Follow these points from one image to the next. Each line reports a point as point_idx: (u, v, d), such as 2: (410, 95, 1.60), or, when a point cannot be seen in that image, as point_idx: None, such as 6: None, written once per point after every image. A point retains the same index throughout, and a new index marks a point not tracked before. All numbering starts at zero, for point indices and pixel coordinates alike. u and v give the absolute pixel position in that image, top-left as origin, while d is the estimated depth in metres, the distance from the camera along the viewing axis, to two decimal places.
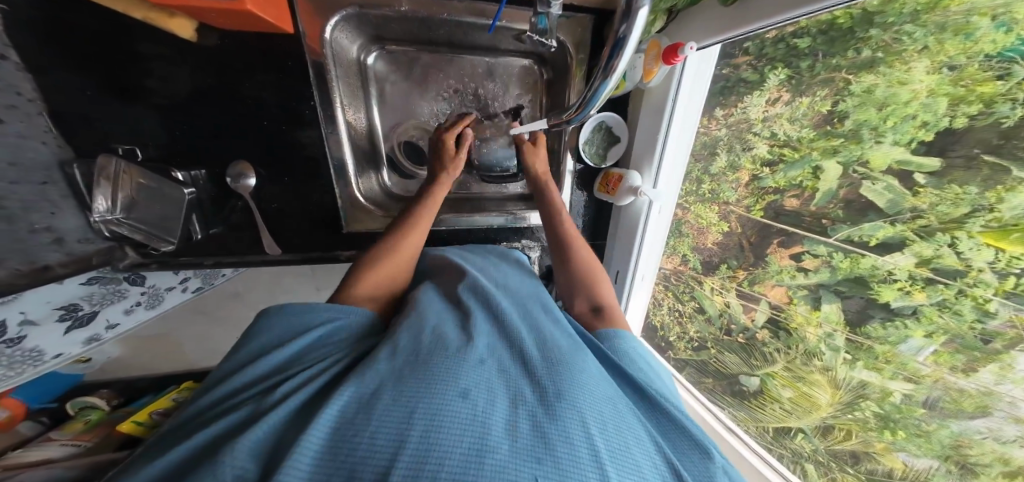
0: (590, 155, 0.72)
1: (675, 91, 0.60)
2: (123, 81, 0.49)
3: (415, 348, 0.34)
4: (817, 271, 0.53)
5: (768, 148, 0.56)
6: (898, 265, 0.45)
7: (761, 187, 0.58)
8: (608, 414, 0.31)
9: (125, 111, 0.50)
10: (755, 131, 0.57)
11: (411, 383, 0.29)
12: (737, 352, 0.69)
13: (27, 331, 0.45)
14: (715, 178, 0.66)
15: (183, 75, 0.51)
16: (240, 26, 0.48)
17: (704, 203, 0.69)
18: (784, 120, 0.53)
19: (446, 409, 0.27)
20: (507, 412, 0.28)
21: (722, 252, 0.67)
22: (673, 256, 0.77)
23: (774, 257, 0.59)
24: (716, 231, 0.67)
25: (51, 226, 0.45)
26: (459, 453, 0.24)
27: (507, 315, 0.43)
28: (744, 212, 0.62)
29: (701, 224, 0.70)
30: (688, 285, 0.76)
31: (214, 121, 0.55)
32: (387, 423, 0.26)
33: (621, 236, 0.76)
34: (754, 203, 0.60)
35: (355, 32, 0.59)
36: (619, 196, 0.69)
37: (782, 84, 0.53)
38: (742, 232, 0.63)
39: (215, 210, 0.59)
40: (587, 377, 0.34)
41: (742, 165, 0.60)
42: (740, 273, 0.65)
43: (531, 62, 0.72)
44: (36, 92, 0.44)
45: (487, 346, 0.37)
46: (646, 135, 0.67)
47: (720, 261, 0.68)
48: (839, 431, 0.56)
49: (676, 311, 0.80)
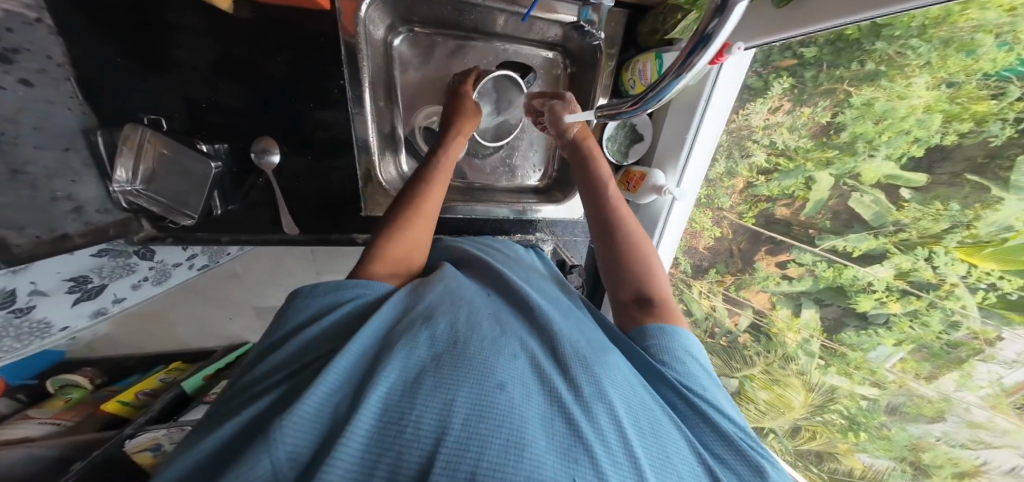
0: (612, 152, 0.68)
1: (710, 89, 0.55)
2: (148, 49, 0.46)
3: (451, 330, 0.33)
4: (801, 279, 0.54)
5: (765, 157, 0.56)
6: (880, 276, 0.46)
7: (754, 194, 0.59)
8: (645, 424, 0.29)
9: (146, 81, 0.48)
10: (755, 138, 0.58)
11: (451, 368, 0.28)
12: (720, 354, 0.70)
13: (37, 302, 0.48)
14: (711, 183, 0.66)
15: (208, 46, 0.49)
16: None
17: (698, 208, 0.68)
18: (784, 130, 0.54)
19: (487, 398, 0.26)
20: (545, 408, 0.27)
21: (712, 257, 0.68)
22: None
23: (761, 263, 0.60)
24: (709, 236, 0.67)
25: (71, 193, 0.44)
26: (503, 446, 0.22)
27: (542, 309, 0.41)
28: (735, 218, 0.62)
29: (695, 228, 0.69)
30: (677, 288, 0.76)
31: (237, 97, 0.53)
32: (429, 410, 0.24)
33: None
34: (746, 210, 0.60)
35: (387, 12, 0.59)
36: (640, 195, 0.64)
37: (785, 93, 0.53)
38: (733, 238, 0.64)
39: (234, 188, 0.58)
40: (624, 382, 0.33)
41: (739, 172, 0.60)
42: (727, 279, 0.66)
43: (556, 55, 0.74)
44: (65, 57, 0.42)
45: (522, 338, 0.35)
46: (671, 134, 0.63)
47: (709, 266, 0.68)
48: (806, 431, 0.58)
49: None
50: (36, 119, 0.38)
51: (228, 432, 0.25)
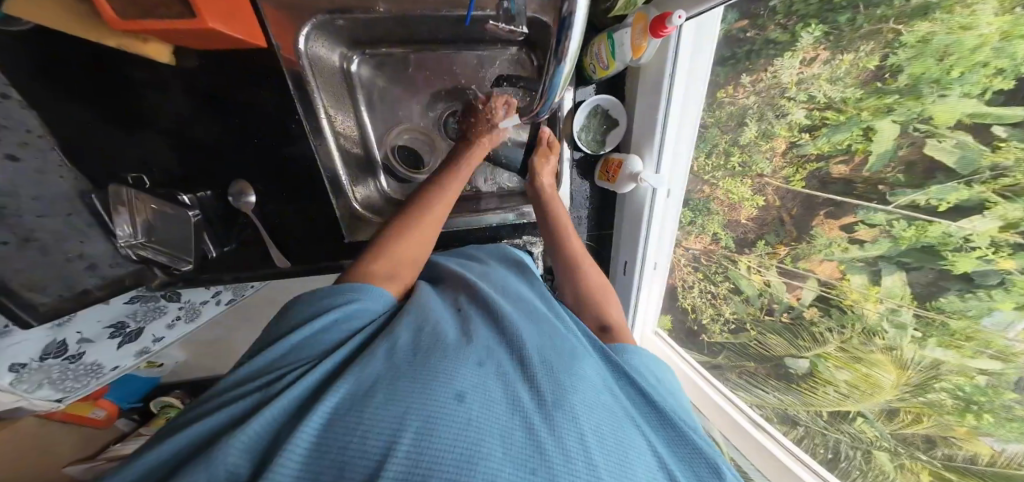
0: (586, 141, 0.72)
1: (669, 76, 0.59)
2: (119, 107, 0.47)
3: (412, 347, 0.34)
4: (875, 243, 0.49)
5: (805, 113, 0.51)
6: (975, 229, 0.40)
7: (800, 154, 0.54)
8: (608, 425, 0.30)
9: (125, 139, 0.49)
10: (789, 95, 0.53)
11: (405, 382, 0.29)
12: (782, 333, 0.66)
13: (86, 347, 0.56)
14: (744, 149, 0.61)
15: (176, 100, 0.50)
16: (221, 45, 0.46)
17: (734, 177, 0.64)
18: (824, 82, 0.49)
19: (441, 409, 0.26)
20: (504, 416, 0.28)
21: (759, 228, 0.63)
22: (703, 235, 0.74)
23: (822, 229, 0.54)
24: (750, 206, 0.63)
25: (83, 253, 0.49)
26: (452, 457, 0.23)
27: (509, 316, 0.43)
28: (782, 184, 0.57)
29: (732, 200, 0.66)
30: (720, 265, 0.73)
31: (211, 141, 0.54)
32: (379, 424, 0.25)
33: (625, 223, 0.75)
34: (793, 174, 0.55)
35: (333, 42, 0.62)
36: (620, 183, 0.68)
37: (818, 42, 0.48)
38: (782, 206, 0.59)
39: (225, 229, 0.62)
40: (589, 386, 0.34)
41: (777, 132, 0.56)
42: (781, 250, 0.61)
43: (519, 49, 0.71)
44: (42, 126, 0.43)
45: (488, 348, 0.37)
46: (643, 119, 0.65)
47: (756, 238, 0.64)
48: (907, 414, 0.52)
49: (708, 293, 0.77)
50: (33, 190, 0.42)
51: (179, 444, 0.27)
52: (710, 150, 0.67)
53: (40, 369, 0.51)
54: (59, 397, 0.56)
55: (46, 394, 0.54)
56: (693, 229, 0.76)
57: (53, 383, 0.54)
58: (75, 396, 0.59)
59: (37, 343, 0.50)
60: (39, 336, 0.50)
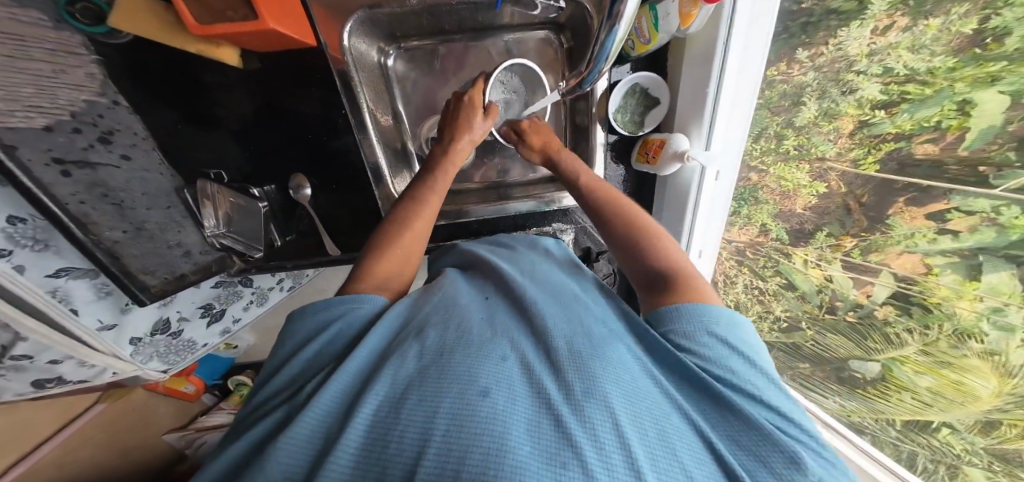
0: (623, 124, 0.67)
1: (723, 47, 0.53)
2: (196, 110, 0.53)
3: (439, 344, 0.34)
4: (974, 232, 0.43)
5: (880, 88, 0.45)
6: None
7: (874, 134, 0.48)
8: (647, 413, 0.28)
9: (203, 139, 0.55)
10: (860, 69, 0.47)
11: (434, 383, 0.29)
12: (847, 333, 0.59)
13: (185, 326, 0.65)
14: (801, 131, 0.55)
15: (246, 102, 0.55)
16: (273, 45, 0.50)
17: (788, 161, 0.59)
18: (902, 51, 0.43)
19: (468, 407, 0.26)
20: (532, 408, 0.27)
21: (818, 218, 0.57)
22: (749, 227, 0.68)
23: (901, 219, 0.48)
24: (808, 193, 0.57)
25: (180, 241, 0.53)
26: (482, 450, 0.23)
27: (535, 304, 0.41)
28: (849, 168, 0.52)
29: (786, 188, 0.60)
30: (770, 258, 0.67)
31: (270, 140, 0.59)
32: (412, 425, 0.26)
33: (667, 213, 0.71)
34: (863, 155, 0.50)
35: (372, 37, 0.62)
36: (662, 165, 0.63)
37: (893, 8, 0.43)
38: (848, 193, 0.53)
39: (286, 219, 0.65)
40: (623, 372, 0.31)
41: (844, 110, 0.50)
42: (846, 242, 0.55)
43: (548, 33, 0.70)
44: (146, 130, 0.51)
45: (512, 340, 0.35)
46: (691, 91, 0.60)
47: (816, 228, 0.58)
48: (1007, 426, 0.47)
49: (755, 289, 0.72)
50: (141, 186, 0.48)
51: (240, 451, 0.31)
52: (758, 133, 0.61)
53: (151, 343, 0.60)
54: (165, 368, 0.67)
55: (155, 365, 0.64)
56: (737, 220, 0.70)
57: (160, 356, 0.63)
58: (175, 367, 0.69)
59: (147, 320, 0.58)
60: (151, 313, 0.58)
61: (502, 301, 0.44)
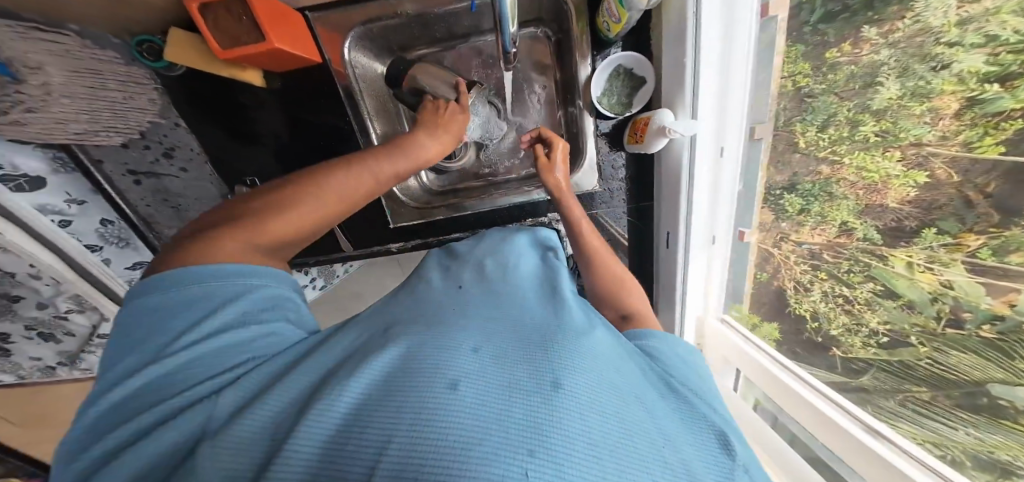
0: (608, 106, 0.69)
1: (693, 33, 0.52)
2: (240, 124, 0.68)
3: (406, 340, 0.32)
4: None
5: (986, 58, 0.36)
6: None
7: (986, 115, 0.37)
8: (614, 402, 0.26)
9: (237, 149, 0.70)
10: (950, 41, 0.39)
11: (399, 381, 0.26)
12: (981, 352, 0.42)
13: None
14: (880, 115, 0.46)
15: (273, 116, 0.69)
16: (299, 62, 0.63)
17: (870, 150, 0.47)
18: (1005, 15, 0.34)
19: (434, 401, 0.23)
20: (504, 395, 0.24)
21: (924, 213, 0.44)
22: (824, 227, 0.56)
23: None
24: (908, 184, 0.44)
25: None
26: (448, 444, 0.20)
27: (501, 303, 0.40)
28: (958, 152, 0.40)
29: (871, 180, 0.48)
30: (857, 261, 0.52)
31: (301, 145, 0.71)
32: (375, 423, 0.23)
33: (665, 192, 0.69)
34: (978, 138, 0.38)
35: (375, 50, 0.71)
36: (649, 142, 0.63)
37: None
38: (959, 181, 0.40)
39: None
40: (593, 361, 0.29)
41: (938, 88, 0.40)
42: (970, 241, 0.40)
43: (540, 29, 0.73)
44: (201, 149, 0.70)
45: (484, 332, 0.33)
46: (674, 65, 0.59)
47: (926, 223, 0.44)
48: None
49: (836, 297, 0.56)
50: None
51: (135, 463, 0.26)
52: (826, 122, 0.53)
53: None
54: None
55: None
56: (808, 220, 0.59)
57: None
58: None
59: None
60: None
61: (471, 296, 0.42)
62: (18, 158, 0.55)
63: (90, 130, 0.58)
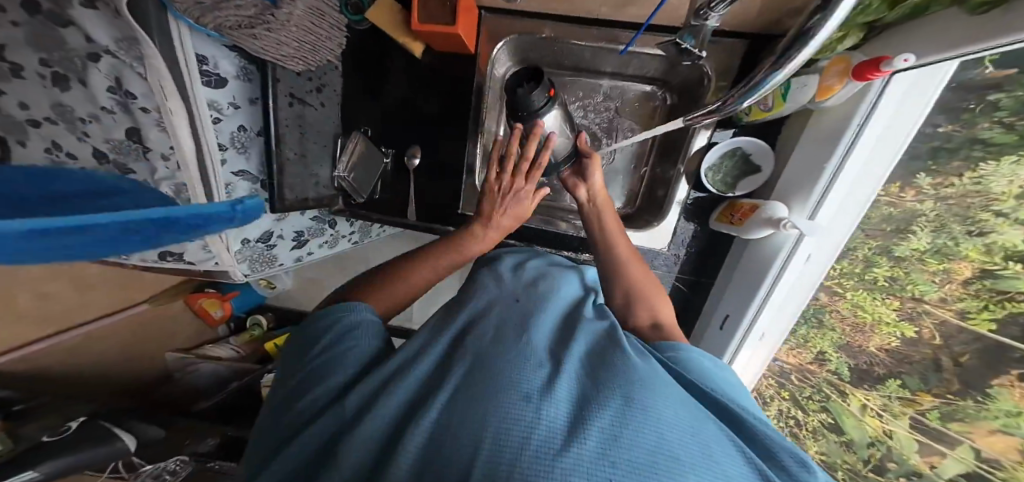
0: (714, 182, 0.65)
1: (851, 136, 0.45)
2: (369, 83, 0.75)
3: (475, 342, 0.32)
4: None
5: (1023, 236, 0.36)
6: None
7: (995, 290, 0.40)
8: (679, 418, 0.24)
9: (356, 103, 0.76)
10: (996, 208, 0.39)
11: (470, 385, 0.26)
12: None
13: None
14: (896, 262, 0.49)
15: (394, 86, 0.75)
16: (455, 48, 0.68)
17: (874, 292, 0.51)
18: None
19: (512, 415, 0.23)
20: (562, 411, 0.24)
21: (894, 363, 0.51)
22: (801, 350, 0.61)
23: (1007, 392, 0.40)
24: (892, 333, 0.50)
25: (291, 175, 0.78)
26: (530, 449, 0.21)
27: (552, 317, 0.39)
28: (956, 317, 0.44)
29: (859, 321, 0.53)
30: (817, 390, 0.60)
31: (382, 108, 0.77)
32: (458, 422, 0.24)
33: (742, 276, 0.62)
34: (977, 309, 0.42)
35: (511, 54, 0.68)
36: (749, 229, 0.57)
37: None
38: (942, 345, 0.45)
39: (391, 180, 0.79)
40: (659, 385, 0.27)
41: (963, 252, 0.42)
42: (923, 400, 0.48)
43: (655, 87, 0.69)
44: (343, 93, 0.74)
45: (546, 351, 0.32)
46: (806, 166, 0.52)
47: (886, 372, 0.52)
48: None
49: (787, 415, 0.65)
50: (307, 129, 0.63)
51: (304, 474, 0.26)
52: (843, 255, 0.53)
53: None
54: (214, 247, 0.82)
55: None
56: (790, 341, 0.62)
57: None
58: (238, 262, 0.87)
59: None
60: None
61: (521, 301, 0.40)
62: (219, 58, 0.52)
63: (293, 56, 0.54)
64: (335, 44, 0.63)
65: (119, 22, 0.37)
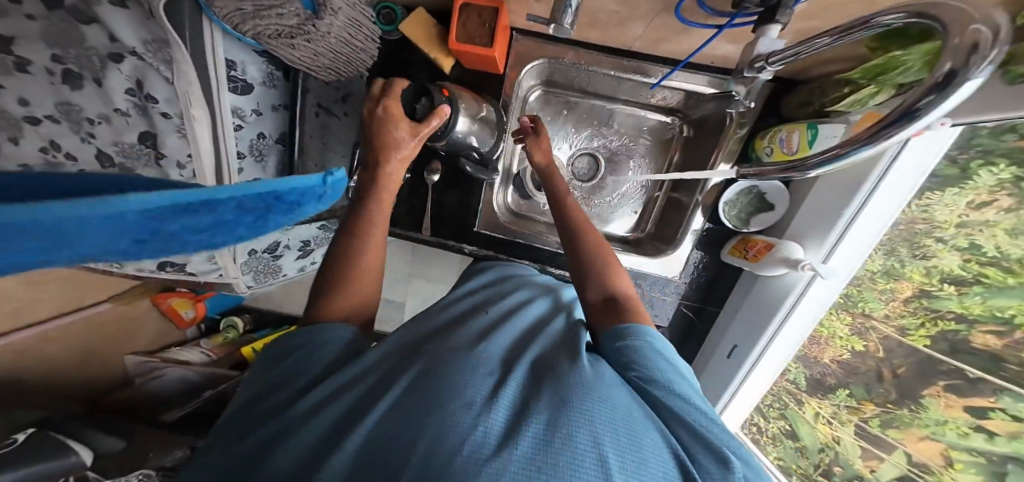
0: (731, 216, 0.66)
1: (869, 187, 0.46)
2: None
3: (425, 353, 0.33)
4: (1014, 440, 0.43)
5: (960, 261, 0.45)
6: (983, 429, 0.45)
7: (932, 308, 0.48)
8: (615, 426, 0.26)
9: None
10: (940, 236, 0.46)
11: (412, 393, 0.27)
12: None
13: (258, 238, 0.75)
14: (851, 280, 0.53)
15: None
16: (481, 66, 0.66)
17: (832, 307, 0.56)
18: (1001, 231, 0.42)
19: (448, 423, 0.24)
20: (502, 420, 0.26)
21: (844, 374, 0.58)
22: None
23: (936, 402, 0.49)
24: (845, 347, 0.56)
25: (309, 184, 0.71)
26: (462, 455, 0.22)
27: (512, 332, 0.40)
28: (895, 332, 0.52)
29: (820, 333, 0.57)
30: (782, 401, 0.65)
31: None
32: (395, 429, 0.24)
33: (752, 307, 0.61)
34: (915, 327, 0.50)
35: (538, 74, 0.71)
36: (763, 266, 0.57)
37: (999, 186, 0.41)
38: (884, 358, 0.53)
39: (406, 195, 0.75)
40: (600, 395, 0.29)
41: (907, 273, 0.49)
42: (867, 408, 0.56)
43: (672, 119, 0.74)
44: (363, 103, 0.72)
45: (497, 363, 0.33)
46: (817, 211, 0.54)
47: (839, 385, 0.59)
48: None
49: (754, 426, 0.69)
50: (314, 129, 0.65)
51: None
52: None
53: None
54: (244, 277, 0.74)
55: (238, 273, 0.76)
56: None
57: None
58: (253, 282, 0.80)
59: None
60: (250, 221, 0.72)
61: (485, 318, 0.41)
62: (249, 65, 0.54)
63: (322, 66, 0.56)
64: (368, 56, 0.62)
65: (150, 23, 0.42)
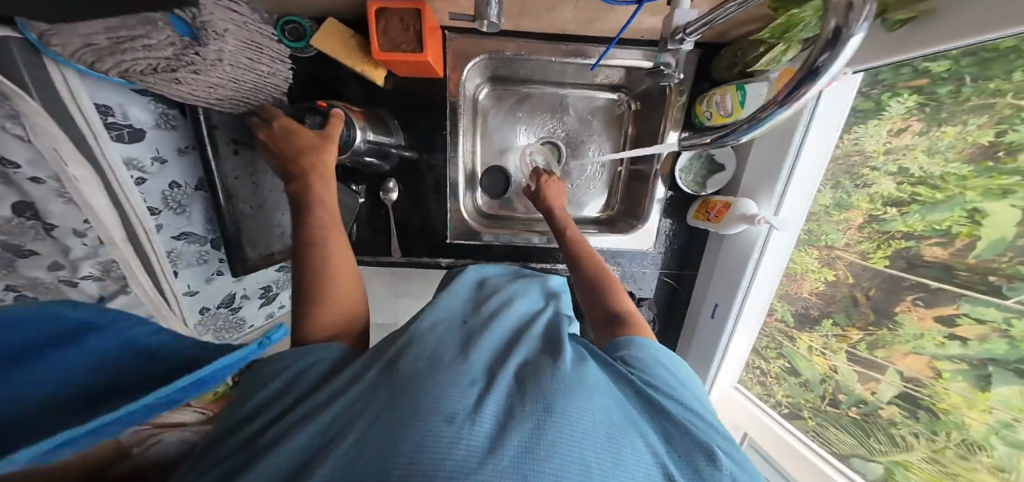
0: (687, 182, 0.68)
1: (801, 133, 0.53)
2: None
3: (409, 359, 0.29)
4: (983, 342, 0.43)
5: (895, 185, 0.49)
6: (947, 336, 0.46)
7: (883, 230, 0.51)
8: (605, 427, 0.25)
9: None
10: (874, 164, 0.51)
11: (390, 407, 0.24)
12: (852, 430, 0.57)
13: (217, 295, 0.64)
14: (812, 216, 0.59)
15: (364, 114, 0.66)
16: (418, 73, 0.61)
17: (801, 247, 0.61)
18: (919, 153, 0.46)
19: (429, 440, 0.21)
20: (489, 429, 0.23)
21: (823, 304, 0.59)
22: None
23: (909, 317, 0.49)
24: (815, 279, 0.60)
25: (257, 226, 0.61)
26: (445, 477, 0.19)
27: (496, 331, 0.38)
28: (858, 259, 0.54)
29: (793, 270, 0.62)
30: (774, 341, 0.67)
31: None
32: (369, 454, 0.21)
33: (725, 269, 0.66)
34: (873, 250, 0.52)
35: (479, 72, 0.68)
36: (726, 224, 0.62)
37: (910, 112, 0.46)
38: (854, 284, 0.55)
39: (367, 217, 0.70)
40: (588, 394, 0.28)
41: (854, 203, 0.54)
42: (852, 334, 0.56)
43: (620, 97, 0.76)
44: None
45: (482, 366, 0.30)
46: (763, 168, 0.60)
47: (822, 315, 0.60)
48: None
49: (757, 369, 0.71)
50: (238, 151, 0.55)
51: None
52: None
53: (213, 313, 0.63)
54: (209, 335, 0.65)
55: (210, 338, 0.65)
56: None
57: (214, 331, 0.65)
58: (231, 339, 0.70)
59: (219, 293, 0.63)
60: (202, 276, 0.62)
61: (468, 324, 0.38)
62: (129, 107, 0.46)
63: (226, 98, 0.48)
64: (281, 80, 0.55)
65: None
